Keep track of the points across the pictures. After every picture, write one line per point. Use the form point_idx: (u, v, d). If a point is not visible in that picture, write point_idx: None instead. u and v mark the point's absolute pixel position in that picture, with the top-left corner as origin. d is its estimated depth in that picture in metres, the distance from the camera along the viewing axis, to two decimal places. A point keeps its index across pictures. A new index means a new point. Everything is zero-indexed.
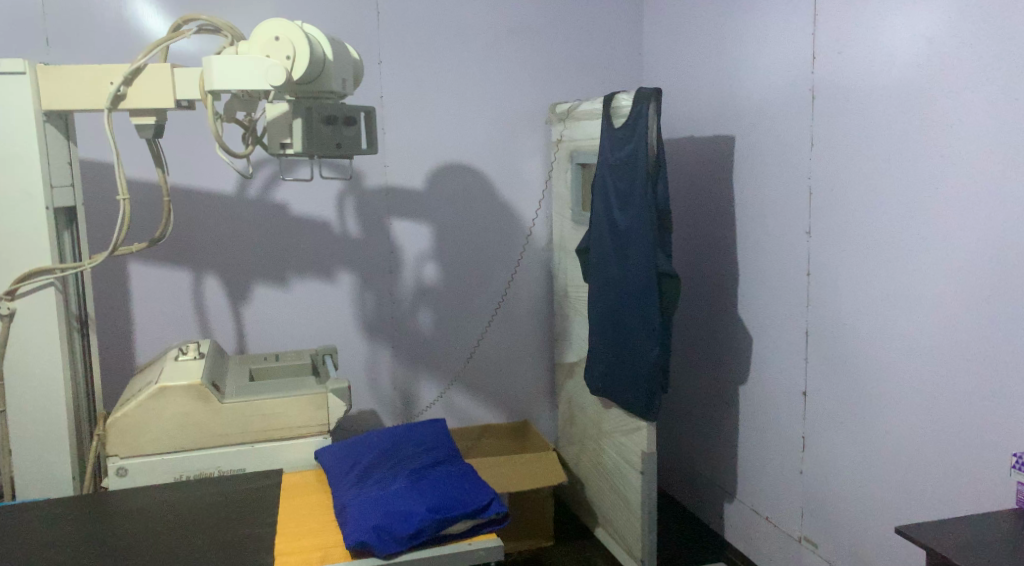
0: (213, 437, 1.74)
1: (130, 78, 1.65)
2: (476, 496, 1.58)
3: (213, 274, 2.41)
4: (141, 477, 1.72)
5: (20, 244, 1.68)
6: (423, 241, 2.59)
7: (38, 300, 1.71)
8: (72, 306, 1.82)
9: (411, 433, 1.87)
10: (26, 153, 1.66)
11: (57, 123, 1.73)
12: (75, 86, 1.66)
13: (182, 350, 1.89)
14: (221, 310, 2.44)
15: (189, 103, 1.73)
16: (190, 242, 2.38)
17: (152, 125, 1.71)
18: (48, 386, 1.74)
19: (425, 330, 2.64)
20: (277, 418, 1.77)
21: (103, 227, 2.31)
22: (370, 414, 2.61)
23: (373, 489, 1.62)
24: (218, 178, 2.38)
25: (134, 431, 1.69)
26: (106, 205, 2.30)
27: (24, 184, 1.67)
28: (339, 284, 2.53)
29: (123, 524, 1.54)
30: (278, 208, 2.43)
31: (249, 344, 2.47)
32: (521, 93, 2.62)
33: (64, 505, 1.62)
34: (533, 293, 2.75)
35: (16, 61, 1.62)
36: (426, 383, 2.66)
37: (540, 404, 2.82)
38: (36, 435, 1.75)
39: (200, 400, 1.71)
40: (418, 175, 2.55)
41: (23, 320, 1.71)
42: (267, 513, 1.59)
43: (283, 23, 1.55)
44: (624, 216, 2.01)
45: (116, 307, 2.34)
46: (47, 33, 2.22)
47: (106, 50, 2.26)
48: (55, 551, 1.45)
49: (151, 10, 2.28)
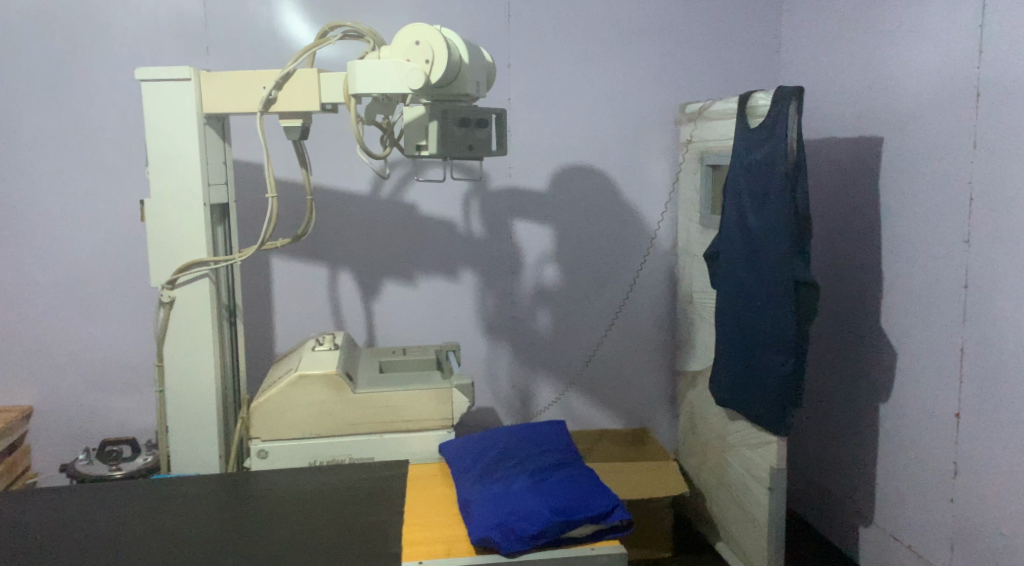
0: (344, 426, 1.82)
1: (281, 83, 1.76)
2: (600, 501, 1.57)
3: (348, 270, 2.52)
4: (280, 459, 1.82)
5: (181, 237, 1.83)
6: (545, 242, 2.60)
7: (194, 290, 1.85)
8: (223, 296, 1.96)
9: (532, 434, 1.88)
10: (187, 153, 1.79)
11: (215, 126, 1.86)
12: (233, 91, 1.78)
13: (318, 340, 1.99)
14: (353, 305, 2.54)
15: (332, 106, 1.82)
16: (326, 238, 2.50)
17: (299, 126, 1.82)
18: (199, 370, 1.87)
19: (544, 331, 2.65)
20: (404, 410, 1.83)
21: (250, 223, 2.47)
22: (490, 411, 2.66)
23: (497, 486, 1.64)
24: (355, 177, 2.48)
25: (274, 417, 1.79)
26: (254, 203, 2.46)
27: (186, 182, 1.81)
28: (464, 282, 2.58)
29: (263, 503, 1.64)
30: (410, 207, 2.51)
31: (377, 337, 2.57)
32: (652, 92, 2.58)
33: (212, 481, 1.75)
34: (656, 298, 2.69)
35: (182, 68, 1.75)
36: (544, 384, 2.67)
37: (659, 412, 2.76)
38: (189, 415, 1.89)
39: (334, 390, 1.79)
40: (544, 176, 2.56)
41: (181, 308, 1.85)
42: (394, 502, 1.65)
43: (423, 28, 1.59)
44: (757, 221, 1.94)
45: (260, 298, 2.50)
46: (207, 43, 2.40)
47: (258, 57, 2.42)
48: (203, 525, 1.56)
49: (298, 19, 2.41)
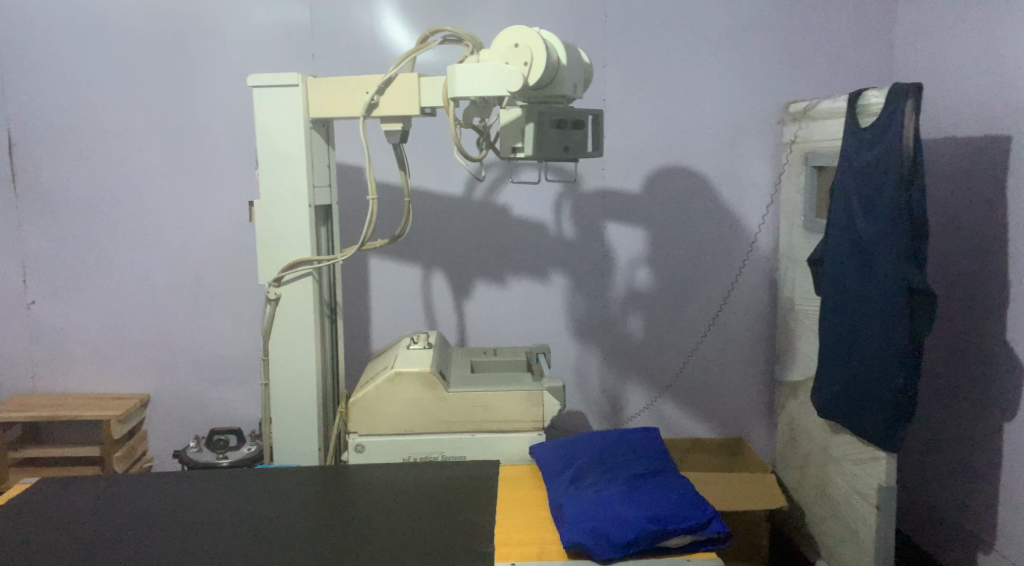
0: (438, 424, 1.85)
1: (383, 87, 1.80)
2: (696, 511, 1.53)
3: (440, 270, 2.57)
4: (377, 454, 1.87)
5: (287, 237, 1.90)
6: (638, 245, 2.57)
7: (298, 288, 1.92)
8: (324, 294, 2.02)
9: (624, 440, 1.86)
10: (294, 157, 1.87)
11: (320, 130, 1.93)
12: (337, 96, 1.85)
13: (413, 339, 2.03)
14: (446, 305, 2.58)
15: (431, 109, 1.85)
16: (421, 239, 2.54)
17: (398, 130, 1.86)
18: (301, 365, 1.95)
19: (636, 336, 2.61)
20: (496, 411, 1.84)
21: (350, 224, 2.54)
22: (579, 415, 2.64)
23: (589, 492, 1.63)
24: (450, 179, 2.52)
25: (371, 412, 1.83)
26: (355, 204, 2.54)
27: (293, 184, 1.88)
28: (555, 285, 2.57)
29: (359, 496, 1.68)
30: (505, 209, 2.53)
31: (468, 337, 2.60)
32: (753, 92, 2.50)
33: (312, 472, 1.81)
34: (755, 304, 2.61)
35: (291, 74, 1.82)
36: (635, 390, 2.64)
37: (756, 422, 2.68)
38: (291, 408, 1.97)
39: (428, 388, 1.82)
40: (639, 178, 2.53)
41: (285, 305, 1.92)
42: (486, 502, 1.66)
43: (523, 30, 1.59)
44: (867, 225, 1.85)
45: (357, 297, 2.57)
46: (313, 50, 2.49)
47: (360, 62, 2.49)
48: (303, 515, 1.61)
49: (398, 24, 2.47)
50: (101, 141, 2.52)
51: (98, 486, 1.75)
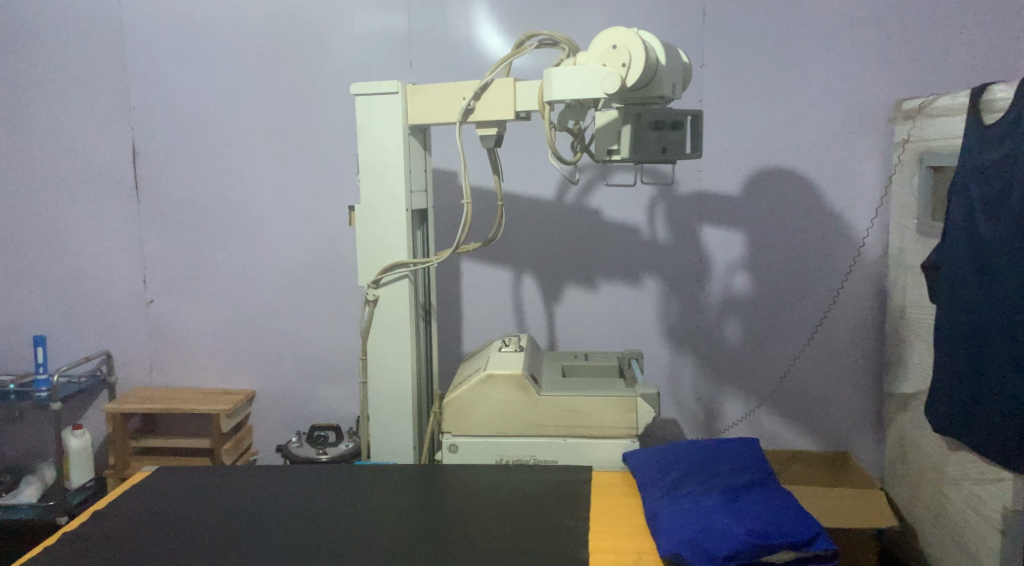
0: (530, 427, 1.85)
1: (479, 92, 1.82)
2: (800, 526, 1.48)
3: (532, 273, 2.57)
4: (469, 455, 1.88)
5: (385, 240, 1.95)
6: (736, 250, 2.50)
7: (396, 289, 1.96)
8: (419, 296, 2.06)
9: (722, 450, 1.81)
10: (392, 161, 1.91)
11: (418, 135, 1.97)
12: (435, 102, 1.88)
13: (504, 342, 2.04)
14: (537, 309, 2.58)
15: (526, 113, 1.86)
16: (514, 243, 2.56)
17: (493, 135, 1.88)
18: (397, 365, 1.99)
19: (733, 343, 2.54)
20: (588, 416, 1.82)
21: (445, 228, 2.58)
22: (673, 422, 2.59)
23: (685, 502, 1.60)
24: (544, 183, 2.52)
25: (464, 413, 1.85)
26: (449, 208, 2.57)
27: (391, 187, 1.92)
28: (648, 289, 2.53)
29: (455, 496, 1.70)
30: (598, 213, 2.51)
31: (559, 342, 2.59)
32: (863, 89, 2.39)
33: (408, 471, 1.84)
34: (862, 312, 2.49)
35: (391, 81, 1.87)
36: (732, 399, 2.56)
37: (863, 436, 2.55)
38: (387, 407, 2.01)
39: (521, 391, 1.82)
40: (737, 180, 2.46)
41: (383, 306, 1.97)
42: (580, 507, 1.64)
43: (623, 31, 1.57)
44: (990, 228, 1.73)
45: (450, 299, 2.60)
46: (410, 58, 2.55)
47: (456, 68, 2.53)
48: (400, 512, 1.64)
49: (493, 30, 2.49)
50: (215, 149, 2.66)
51: (211, 475, 1.84)
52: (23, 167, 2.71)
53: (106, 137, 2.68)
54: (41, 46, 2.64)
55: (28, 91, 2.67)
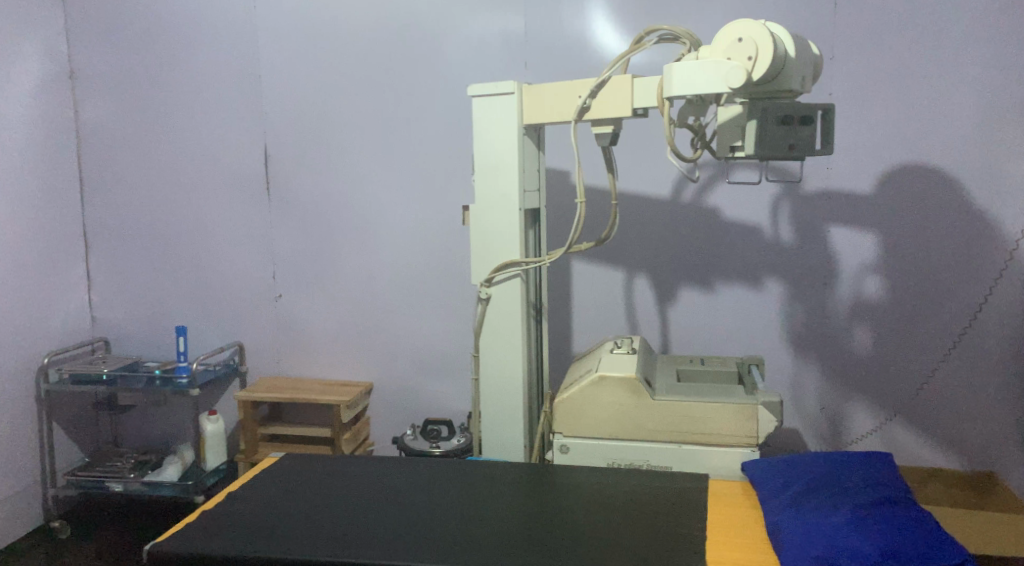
0: (643, 432, 1.81)
1: (596, 90, 1.80)
2: (942, 552, 1.40)
3: (647, 273, 2.52)
4: (580, 456, 1.87)
5: (498, 239, 1.96)
6: (868, 251, 2.35)
7: (509, 288, 1.97)
8: (530, 294, 2.06)
9: (851, 464, 1.73)
10: (507, 161, 1.92)
11: (532, 135, 1.97)
12: (551, 100, 1.87)
13: (617, 343, 2.00)
14: (650, 310, 2.53)
15: (644, 110, 1.82)
16: (629, 242, 2.51)
17: (609, 133, 1.85)
18: (509, 363, 2.00)
19: (863, 350, 2.39)
20: (704, 423, 1.77)
21: (559, 227, 2.57)
22: (795, 432, 2.47)
23: (812, 517, 1.53)
24: (661, 181, 2.46)
25: (576, 415, 1.83)
26: (563, 207, 2.56)
27: (505, 187, 1.93)
28: (769, 292, 2.43)
29: (565, 498, 1.68)
30: (718, 212, 2.43)
31: (673, 344, 2.53)
32: (1017, 78, 2.19)
33: (519, 470, 1.84)
34: (1013, 320, 2.29)
35: (507, 82, 1.88)
36: (860, 410, 2.42)
37: (1012, 455, 2.34)
38: (499, 404, 2.03)
39: (634, 394, 1.78)
40: (870, 178, 2.32)
41: (495, 305, 1.99)
42: (696, 516, 1.59)
43: (749, 23, 1.52)
44: None
45: (563, 299, 2.59)
46: (526, 58, 2.55)
47: (572, 66, 2.52)
48: (510, 510, 1.64)
49: (610, 27, 2.47)
50: (339, 150, 2.76)
51: (333, 464, 1.91)
52: (168, 169, 2.91)
53: (241, 141, 2.84)
54: (183, 54, 2.83)
55: (173, 99, 2.86)
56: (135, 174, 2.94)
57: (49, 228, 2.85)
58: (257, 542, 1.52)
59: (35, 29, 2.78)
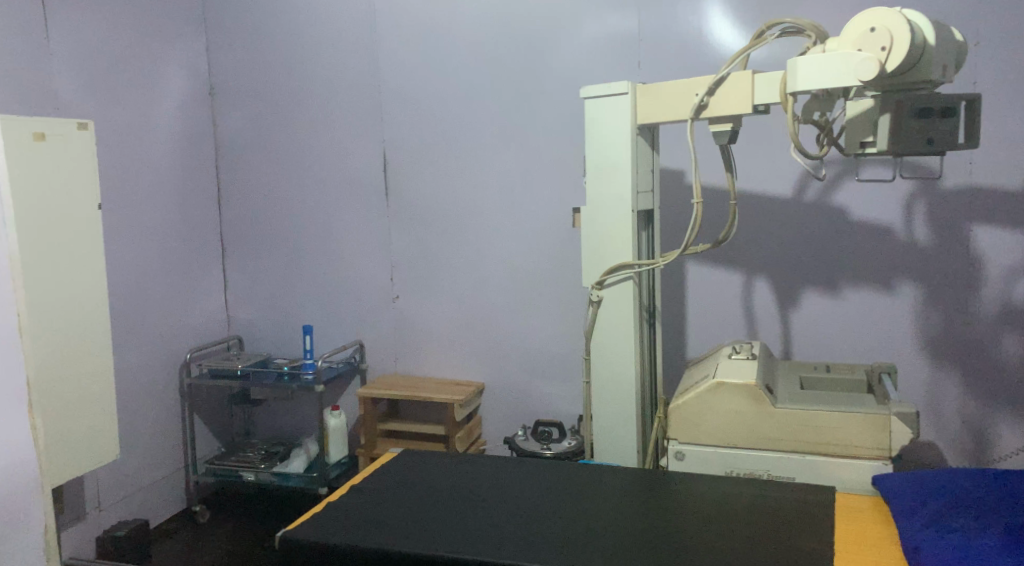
0: (764, 440, 1.75)
1: (714, 88, 1.75)
2: None
3: (767, 276, 2.43)
4: (697, 464, 1.82)
5: (612, 241, 1.94)
6: (1017, 253, 2.17)
7: (621, 291, 1.95)
8: (644, 297, 2.04)
9: (996, 484, 1.62)
10: (621, 162, 1.90)
11: (646, 136, 1.95)
12: (666, 100, 1.83)
13: (735, 349, 1.94)
14: (771, 315, 2.44)
15: (765, 107, 1.75)
16: (747, 244, 2.43)
17: (728, 131, 1.79)
18: (623, 366, 1.98)
19: (1011, 360, 2.21)
20: (831, 433, 1.69)
21: (674, 229, 2.52)
22: (931, 446, 2.31)
23: (955, 539, 1.44)
24: (783, 180, 2.37)
25: (692, 421, 1.79)
26: (679, 208, 2.51)
27: (619, 188, 1.91)
28: (903, 296, 2.29)
29: (680, 506, 1.64)
30: (844, 212, 2.32)
31: (796, 350, 2.42)
32: None
33: (633, 475, 1.81)
34: None
35: (621, 83, 1.86)
36: (1008, 425, 2.23)
37: None
38: (612, 408, 2.01)
39: (754, 401, 1.73)
40: (1019, 173, 2.14)
41: (608, 307, 1.97)
42: (821, 530, 1.51)
43: (882, 12, 1.43)
44: None
45: (678, 302, 2.53)
46: (639, 57, 2.52)
47: (688, 64, 2.47)
48: (623, 515, 1.61)
49: (727, 23, 2.40)
50: (454, 156, 2.82)
51: (449, 462, 1.95)
52: (295, 178, 3.07)
53: (362, 148, 2.96)
54: (309, 67, 2.98)
55: (300, 111, 3.02)
56: (267, 183, 3.11)
57: (192, 234, 3.06)
58: (380, 534, 1.56)
59: (180, 50, 2.99)
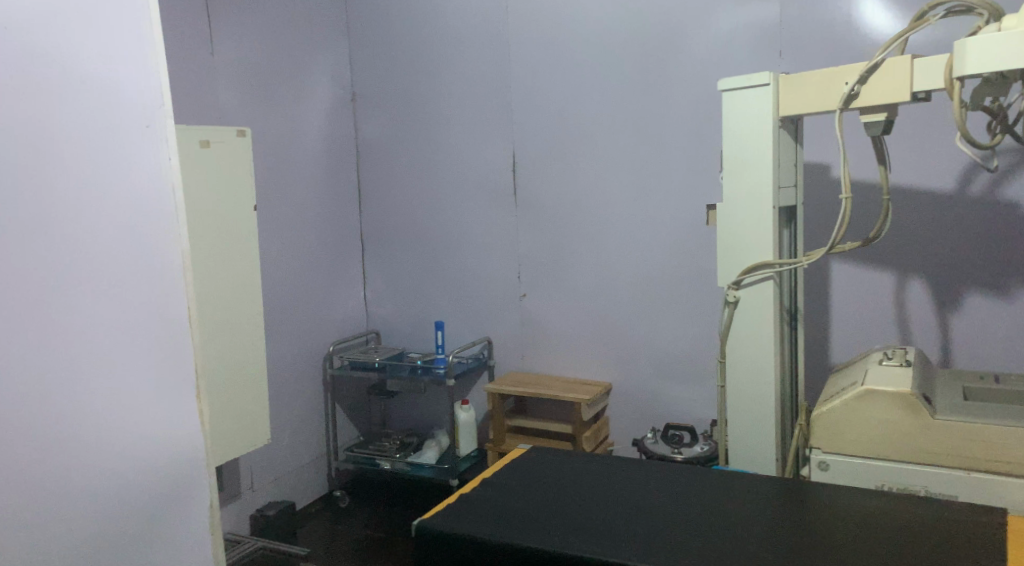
0: (921, 453, 1.63)
1: (866, 75, 1.62)
2: None
3: (923, 277, 2.25)
4: (843, 476, 1.71)
5: (750, 240, 1.86)
6: None
7: (761, 291, 1.86)
8: (784, 299, 1.94)
9: None
10: (760, 157, 1.81)
11: (788, 128, 1.86)
12: (812, 90, 1.72)
13: (886, 354, 1.81)
14: (927, 320, 2.26)
15: (925, 94, 1.62)
16: (901, 243, 2.27)
17: (882, 122, 1.66)
18: (760, 371, 1.89)
19: None
20: (1000, 449, 1.56)
21: (818, 227, 2.39)
22: None
23: None
24: (944, 174, 2.20)
25: (838, 429, 1.69)
26: (824, 206, 2.38)
27: (758, 185, 1.82)
28: None
29: (826, 517, 1.55)
30: (1016, 208, 2.12)
31: (956, 358, 2.24)
32: None
33: (772, 483, 1.73)
34: None
35: (763, 73, 1.77)
36: None
37: None
38: (747, 414, 1.92)
39: (909, 412, 1.62)
40: None
41: (745, 308, 1.89)
42: (992, 554, 1.38)
43: None
44: None
45: (821, 305, 2.40)
46: (780, 47, 2.41)
47: (835, 53, 2.33)
48: (764, 524, 1.54)
49: (878, 8, 2.25)
50: (586, 155, 2.80)
51: (579, 460, 1.93)
52: (429, 178, 3.15)
53: (494, 149, 2.99)
54: (444, 70, 3.05)
55: (435, 113, 3.09)
56: (403, 183, 3.21)
57: (335, 233, 3.21)
58: (513, 530, 1.57)
59: (326, 59, 3.14)
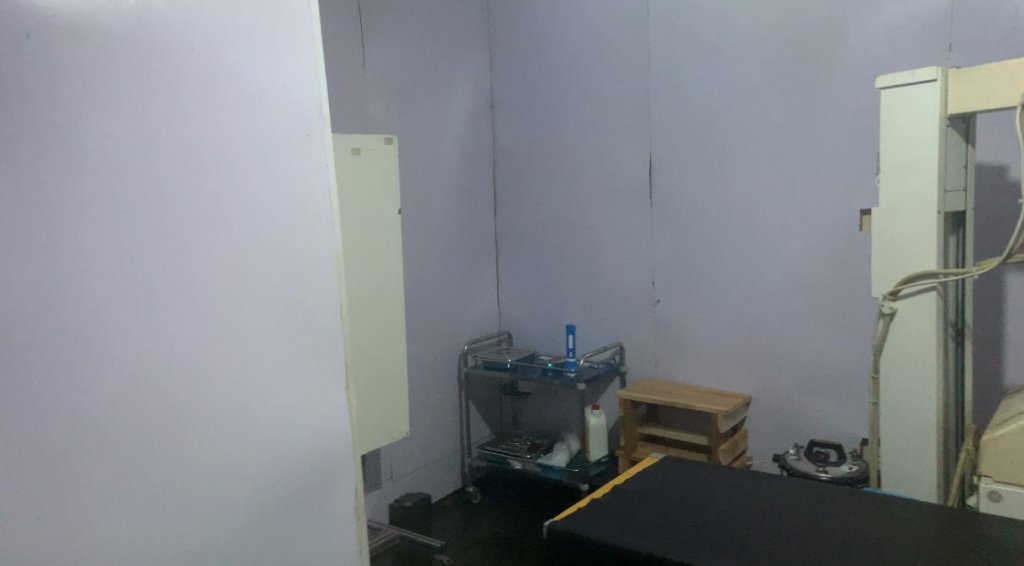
0: None
1: None
2: None
3: None
4: (1017, 508, 1.54)
5: (910, 248, 1.71)
6: None
7: (922, 303, 1.72)
8: (949, 313, 1.78)
9: None
10: (925, 159, 1.66)
11: (959, 126, 1.71)
12: (990, 84, 1.58)
13: None
14: None
15: None
16: None
17: None
18: (920, 389, 1.74)
19: None
20: None
21: (990, 236, 2.19)
22: None
23: None
24: None
25: (1013, 457, 1.53)
26: (998, 213, 2.18)
27: (921, 188, 1.68)
28: None
29: (1001, 553, 1.40)
30: None
31: None
32: None
33: (934, 511, 1.58)
34: None
35: (930, 68, 1.62)
36: None
37: None
38: (904, 434, 1.78)
39: None
40: None
41: (902, 321, 1.75)
42: None
43: None
44: None
45: (992, 320, 2.19)
46: (951, 37, 2.22)
47: (1015, 44, 2.13)
48: (926, 555, 1.41)
49: None
50: (728, 158, 2.70)
51: (716, 472, 1.86)
52: (564, 183, 3.15)
53: (632, 154, 2.95)
54: (582, 74, 3.04)
55: (573, 117, 3.09)
56: (538, 188, 3.23)
57: (472, 236, 3.28)
58: (646, 539, 1.52)
59: (467, 66, 3.21)
